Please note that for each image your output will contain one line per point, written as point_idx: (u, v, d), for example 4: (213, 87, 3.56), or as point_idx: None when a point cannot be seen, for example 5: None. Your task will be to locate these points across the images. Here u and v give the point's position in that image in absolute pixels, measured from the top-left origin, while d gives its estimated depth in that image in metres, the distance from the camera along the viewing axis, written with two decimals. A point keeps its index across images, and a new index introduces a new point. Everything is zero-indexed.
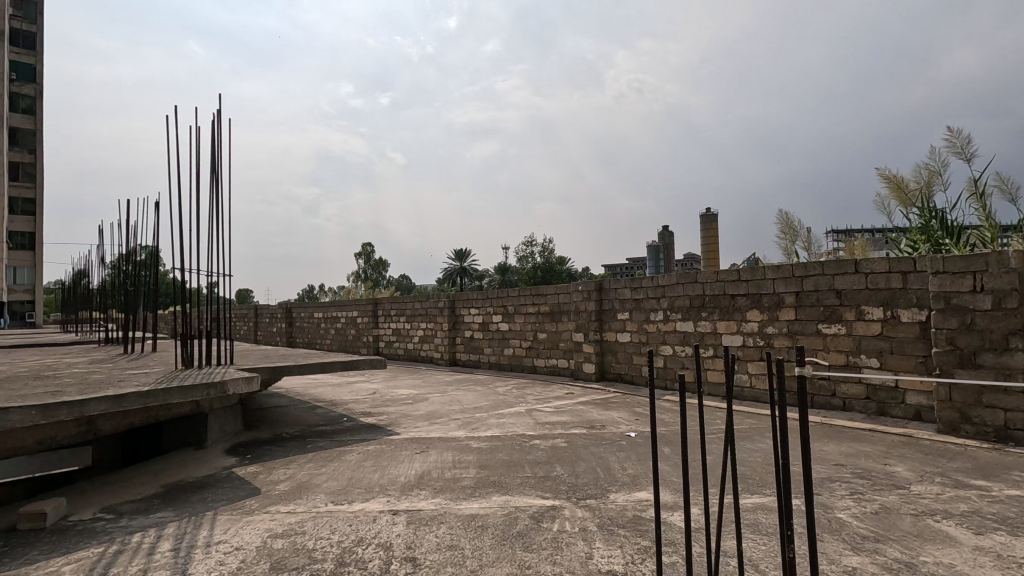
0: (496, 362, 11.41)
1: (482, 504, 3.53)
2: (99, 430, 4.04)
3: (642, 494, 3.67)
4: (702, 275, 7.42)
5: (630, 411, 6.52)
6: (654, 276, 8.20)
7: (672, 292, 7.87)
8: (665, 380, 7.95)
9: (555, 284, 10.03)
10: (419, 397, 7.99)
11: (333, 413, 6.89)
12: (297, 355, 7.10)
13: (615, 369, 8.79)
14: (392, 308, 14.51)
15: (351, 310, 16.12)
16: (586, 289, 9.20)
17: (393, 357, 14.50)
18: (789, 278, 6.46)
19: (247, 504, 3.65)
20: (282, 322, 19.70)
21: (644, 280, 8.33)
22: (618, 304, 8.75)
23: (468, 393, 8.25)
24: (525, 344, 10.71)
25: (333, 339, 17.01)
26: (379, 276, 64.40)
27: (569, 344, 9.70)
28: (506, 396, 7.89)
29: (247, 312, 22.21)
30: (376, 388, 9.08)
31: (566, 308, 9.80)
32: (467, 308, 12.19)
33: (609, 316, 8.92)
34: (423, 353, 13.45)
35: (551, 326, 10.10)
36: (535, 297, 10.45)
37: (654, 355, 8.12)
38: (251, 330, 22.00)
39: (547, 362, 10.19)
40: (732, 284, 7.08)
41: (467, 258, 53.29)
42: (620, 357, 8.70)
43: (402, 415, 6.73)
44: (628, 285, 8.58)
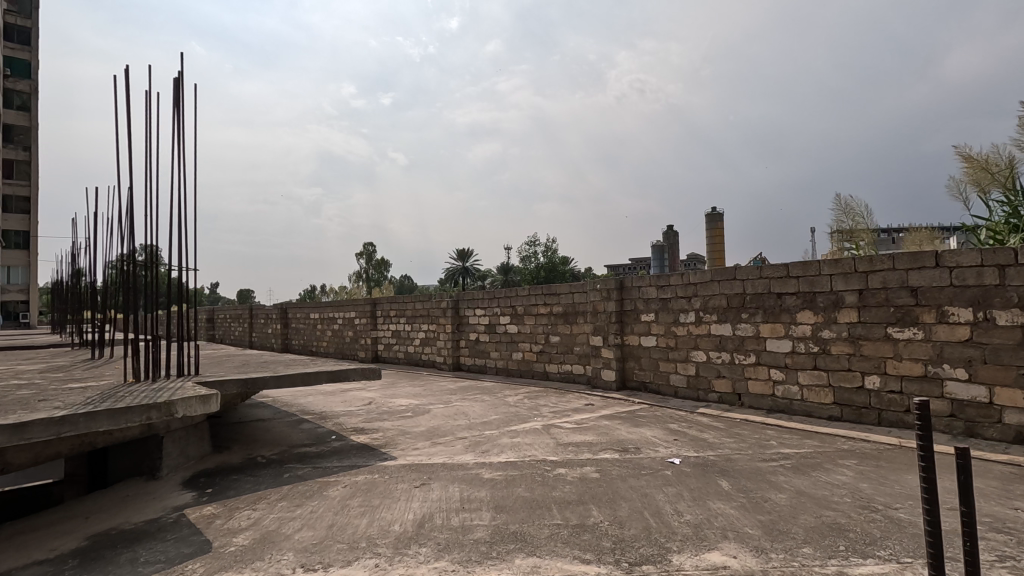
0: (504, 368, 10.51)
1: (503, 572, 2.63)
2: (6, 465, 3.12)
3: (715, 557, 2.76)
4: (743, 271, 6.52)
5: (665, 429, 5.60)
6: (684, 273, 7.29)
7: (705, 291, 6.97)
8: (697, 390, 7.05)
9: (569, 283, 9.14)
10: (419, 410, 7.09)
11: (319, 430, 5.99)
12: (280, 362, 6.20)
13: (638, 376, 7.90)
14: (392, 309, 13.60)
15: (349, 310, 15.23)
16: (605, 288, 8.31)
17: (392, 360, 13.61)
18: (849, 274, 5.54)
19: (189, 568, 2.74)
20: (277, 323, 18.82)
21: (672, 278, 7.42)
22: (641, 304, 7.85)
23: (475, 404, 7.35)
24: (535, 347, 9.82)
25: (330, 341, 16.13)
26: (380, 276, 63.59)
27: (585, 348, 8.81)
28: (519, 408, 6.99)
29: (241, 312, 21.35)
30: (373, 397, 8.19)
31: (582, 308, 8.90)
32: (471, 309, 11.30)
33: (631, 318, 8.02)
34: (424, 357, 12.56)
35: (565, 329, 9.20)
36: (547, 296, 9.56)
37: (684, 363, 7.22)
38: (246, 332, 21.16)
39: (561, 368, 9.30)
40: (778, 282, 6.18)
41: (468, 257, 52.40)
42: (644, 363, 7.80)
43: (400, 432, 5.82)
44: (653, 284, 7.68)
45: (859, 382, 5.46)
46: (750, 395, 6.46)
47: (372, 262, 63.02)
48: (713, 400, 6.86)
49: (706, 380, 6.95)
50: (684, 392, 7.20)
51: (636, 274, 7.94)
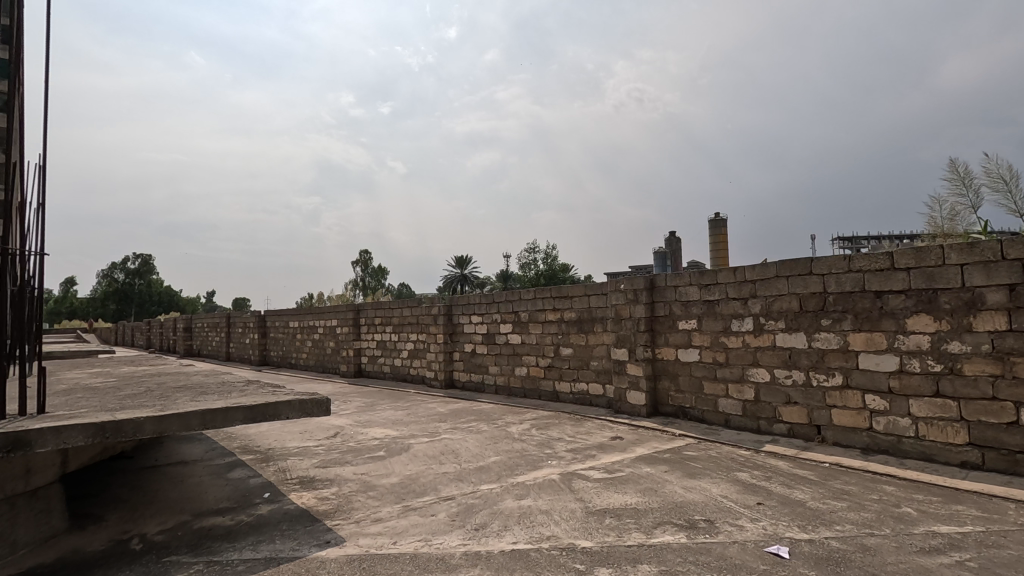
0: (505, 385, 8.87)
1: None
2: None
3: None
4: (824, 262, 4.92)
5: (734, 483, 3.96)
6: (737, 267, 5.70)
7: (769, 290, 5.39)
8: (758, 419, 5.45)
9: (586, 283, 7.56)
10: (397, 447, 5.42)
11: (253, 482, 4.33)
12: (203, 387, 4.54)
13: (676, 399, 6.30)
14: (377, 316, 11.96)
15: (330, 318, 13.60)
16: (631, 289, 6.70)
17: (377, 375, 11.97)
18: (994, 262, 3.94)
19: None
20: (254, 333, 17.18)
21: (721, 274, 5.83)
22: (680, 307, 6.25)
23: (469, 439, 5.68)
24: (541, 361, 8.22)
25: (310, 352, 14.48)
26: (377, 284, 61.85)
27: (606, 363, 7.22)
28: (526, 446, 5.34)
29: (218, 321, 19.74)
30: (342, 427, 6.53)
31: (601, 315, 7.32)
32: (466, 316, 9.70)
33: (664, 325, 6.43)
34: (412, 372, 10.90)
35: (579, 339, 7.61)
36: (558, 300, 7.97)
37: (738, 383, 5.63)
38: (222, 342, 19.49)
39: (574, 387, 7.69)
40: (877, 276, 4.57)
41: (465, 264, 50.73)
42: (683, 384, 6.22)
43: (362, 485, 4.18)
44: (696, 282, 6.08)
45: (1013, 418, 3.85)
46: (835, 429, 4.85)
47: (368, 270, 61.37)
48: (779, 433, 5.26)
49: (770, 407, 5.35)
50: (739, 422, 5.61)
51: (671, 271, 6.36)
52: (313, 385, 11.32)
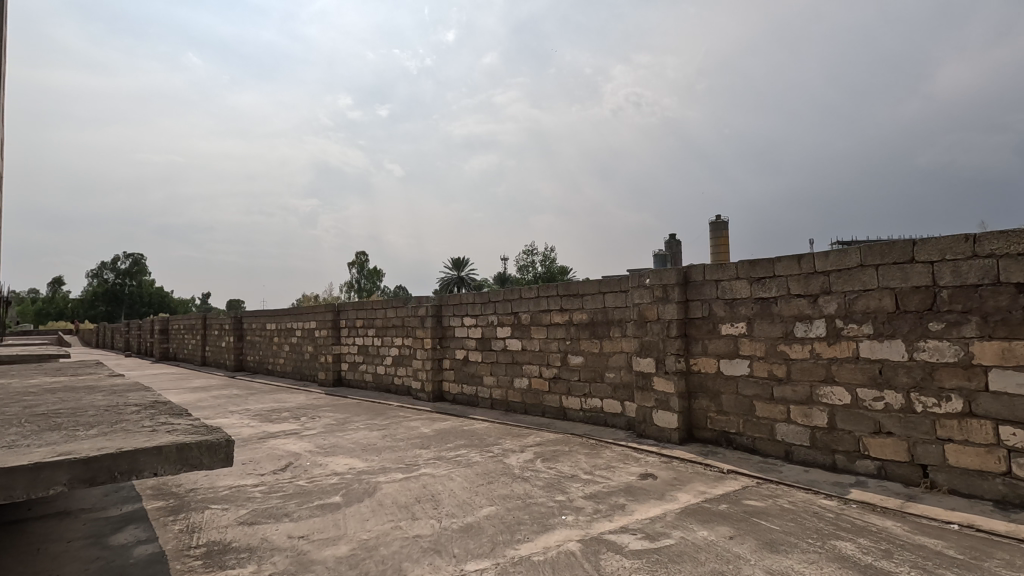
0: (502, 400, 7.57)
1: None
2: None
3: None
4: (934, 246, 3.67)
5: (843, 566, 2.64)
6: (804, 256, 4.42)
7: (849, 285, 4.12)
8: (832, 454, 4.18)
9: (601, 279, 6.30)
10: (359, 490, 4.09)
11: (139, 553, 3.00)
12: (77, 413, 3.21)
13: (717, 423, 5.04)
14: (358, 318, 10.64)
15: (308, 320, 12.28)
16: (659, 285, 5.42)
17: (357, 385, 10.65)
18: None
19: None
20: (230, 336, 15.84)
21: (780, 265, 4.57)
22: (724, 308, 4.99)
23: (455, 478, 4.36)
24: (545, 371, 6.94)
25: (287, 358, 13.14)
26: (371, 286, 60.41)
27: (626, 376, 5.95)
28: (529, 489, 4.02)
29: (194, 323, 18.41)
30: (298, 456, 5.20)
31: (619, 317, 6.05)
32: (458, 318, 8.41)
33: (701, 330, 5.16)
34: (397, 382, 9.59)
35: (593, 347, 6.35)
36: (566, 299, 6.69)
37: (804, 406, 4.37)
38: (197, 345, 18.13)
39: (586, 404, 6.42)
40: (1019, 263, 3.30)
41: (460, 266, 49.49)
42: (727, 404, 4.96)
43: (292, 562, 2.85)
44: (745, 276, 4.81)
45: None
46: (950, 472, 3.58)
47: (363, 272, 60.09)
48: (864, 473, 3.98)
49: (851, 438, 4.08)
50: (804, 455, 4.35)
51: (711, 262, 5.09)
52: (284, 395, 9.98)
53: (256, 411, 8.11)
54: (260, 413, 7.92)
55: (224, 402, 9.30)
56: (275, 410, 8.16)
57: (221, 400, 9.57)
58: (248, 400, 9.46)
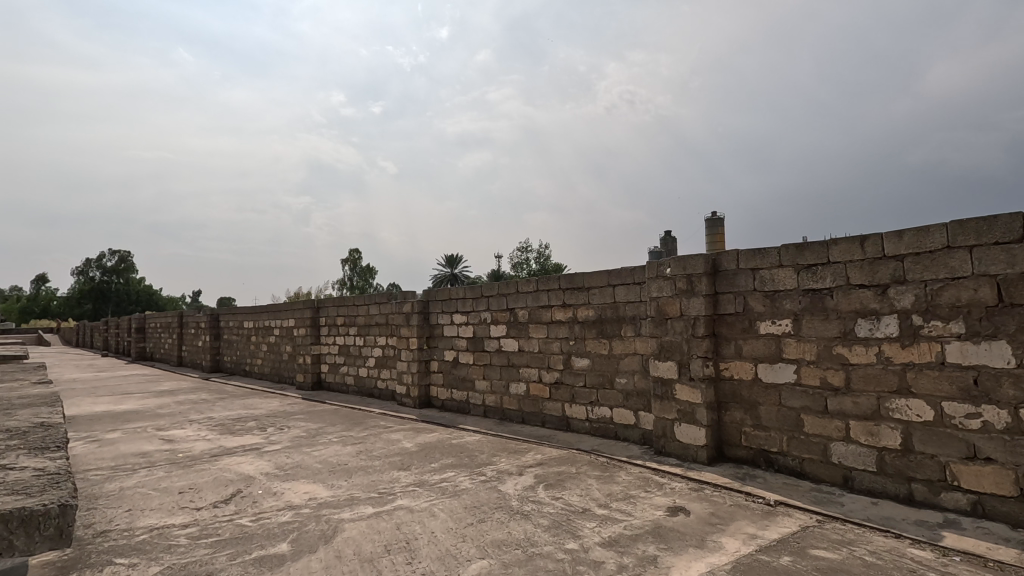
0: (496, 407, 6.72)
1: None
2: None
3: None
4: None
5: None
6: (869, 238, 3.58)
7: (931, 272, 3.29)
8: (908, 483, 3.35)
9: (610, 270, 5.45)
10: (315, 533, 3.21)
11: None
12: None
13: (753, 439, 4.21)
14: (339, 316, 9.75)
15: (287, 317, 11.36)
16: (683, 275, 4.57)
17: (338, 388, 9.75)
18: None
19: None
20: (206, 334, 14.87)
21: (837, 249, 3.72)
22: (763, 303, 4.15)
23: (437, 514, 3.48)
24: (545, 375, 6.09)
25: (265, 358, 12.21)
26: (363, 283, 59.33)
27: (640, 382, 5.12)
28: (531, 531, 3.16)
29: (171, 321, 17.42)
30: (251, 481, 4.31)
31: (632, 314, 5.21)
32: (447, 315, 7.55)
33: (734, 328, 4.33)
34: (380, 386, 8.70)
35: (601, 349, 5.50)
36: (569, 293, 5.84)
37: (869, 422, 3.53)
38: (173, 344, 17.13)
39: (593, 414, 5.58)
40: None
41: (453, 263, 48.59)
42: (766, 417, 4.14)
43: None
44: (791, 263, 3.97)
45: None
46: None
47: (355, 269, 59.06)
48: (954, 510, 3.15)
49: (934, 464, 3.25)
50: (870, 483, 3.52)
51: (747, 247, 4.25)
52: (256, 400, 9.07)
53: (220, 419, 7.20)
54: (224, 422, 7.01)
55: (187, 408, 8.37)
56: (241, 418, 7.25)
57: (186, 405, 8.64)
58: (215, 405, 8.54)
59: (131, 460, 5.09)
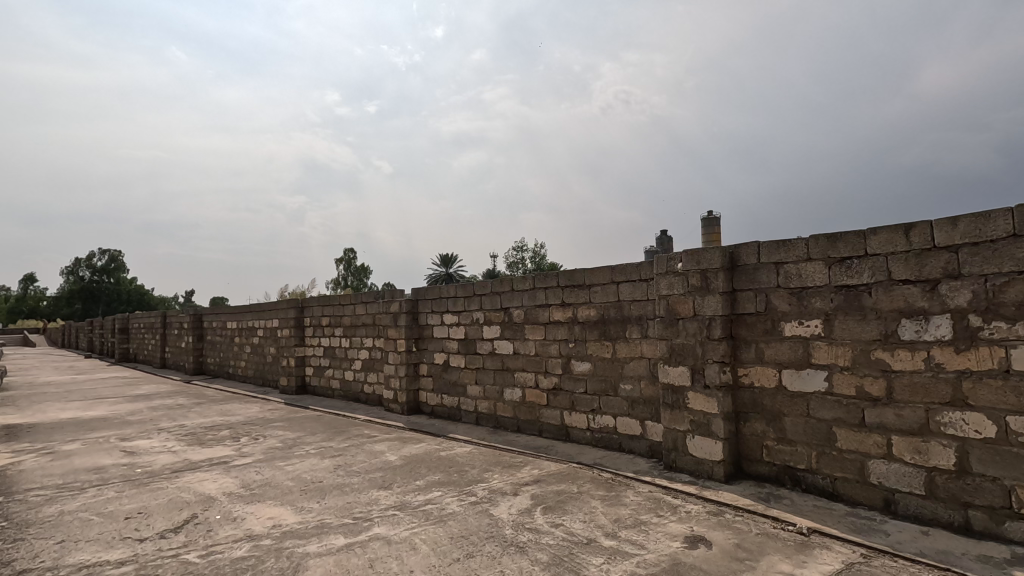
0: (489, 414, 6.23)
1: None
2: None
3: None
4: None
5: None
6: (914, 226, 3.12)
7: (992, 265, 2.83)
8: (964, 509, 2.89)
9: (614, 265, 4.97)
10: (273, 573, 2.72)
11: None
12: None
13: (777, 455, 3.74)
14: (324, 316, 9.24)
15: (271, 318, 10.84)
16: (696, 271, 4.10)
17: (323, 393, 9.24)
18: None
19: None
20: (189, 336, 14.31)
21: (877, 240, 3.27)
22: (788, 301, 3.69)
23: (418, 547, 3.00)
24: (543, 380, 5.62)
25: (248, 361, 11.67)
26: (356, 283, 58.68)
27: (647, 389, 4.65)
28: (528, 570, 2.68)
29: (153, 322, 16.84)
30: (210, 504, 3.80)
31: (638, 314, 4.74)
32: (437, 315, 7.06)
33: (755, 330, 3.87)
34: (367, 391, 8.21)
35: (604, 352, 5.03)
36: (568, 292, 5.37)
37: (916, 438, 3.07)
38: (156, 346, 16.55)
39: (594, 423, 5.11)
40: None
41: (448, 262, 48.06)
42: (792, 430, 3.67)
43: None
44: (822, 256, 3.51)
45: None
46: None
47: (348, 269, 58.43)
48: (1021, 543, 2.70)
49: (997, 489, 2.79)
50: (917, 508, 3.06)
51: (769, 240, 3.79)
52: (235, 406, 8.54)
53: (192, 427, 6.68)
54: (195, 431, 6.48)
55: (160, 415, 7.84)
56: (215, 427, 6.73)
57: (159, 411, 8.10)
58: (190, 411, 8.00)
59: (82, 477, 4.57)
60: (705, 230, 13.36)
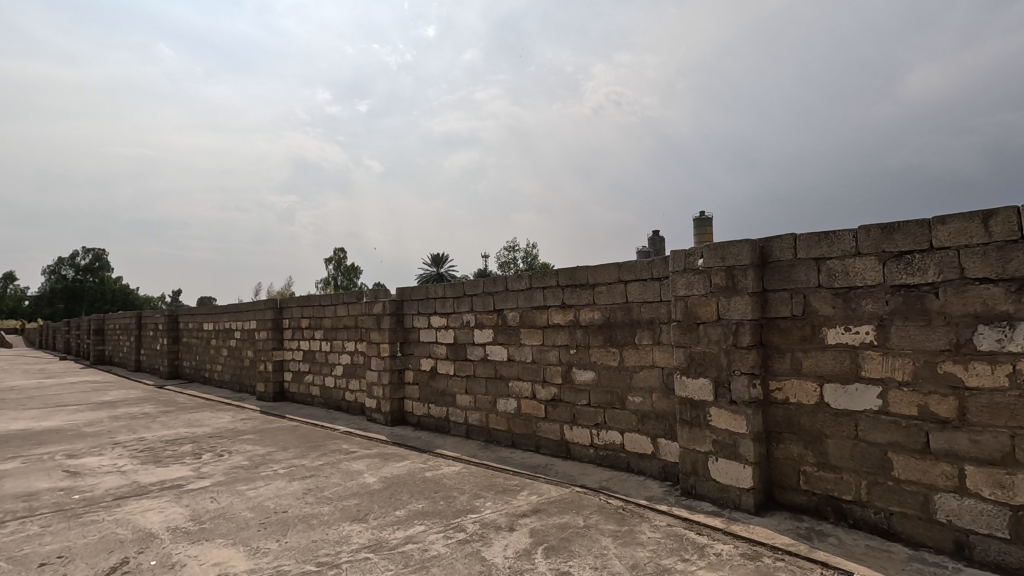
0: (481, 427, 5.66)
1: None
2: None
3: None
4: None
5: None
6: (993, 214, 2.59)
7: None
8: None
9: (622, 262, 4.42)
10: None
11: None
12: None
13: (817, 483, 3.21)
14: (304, 318, 8.62)
15: (248, 319, 10.19)
16: (720, 268, 3.55)
17: (303, 400, 8.61)
18: None
19: None
20: (164, 338, 13.58)
21: (945, 231, 2.73)
22: (832, 304, 3.16)
23: None
24: (540, 390, 5.05)
25: (225, 364, 11.00)
26: (345, 283, 57.80)
27: (660, 402, 4.11)
28: None
29: (129, 322, 16.07)
30: (147, 544, 3.18)
31: (649, 317, 4.20)
32: (424, 317, 6.48)
33: (791, 336, 3.33)
34: (348, 399, 7.60)
35: (610, 360, 4.48)
36: (569, 293, 4.81)
37: (997, 470, 2.55)
38: (131, 348, 15.77)
39: (598, 439, 4.55)
40: None
41: (439, 262, 47.39)
42: (836, 454, 3.13)
43: None
44: (875, 251, 2.98)
45: None
46: None
47: (337, 268, 57.53)
48: None
49: None
50: (999, 554, 2.53)
51: (808, 232, 3.26)
52: (205, 415, 7.89)
53: (151, 442, 6.04)
54: (154, 446, 5.84)
55: (119, 425, 7.16)
56: (177, 441, 6.09)
57: (120, 421, 7.43)
58: (155, 422, 7.34)
59: (7, 506, 3.93)
60: (694, 232, 12.58)
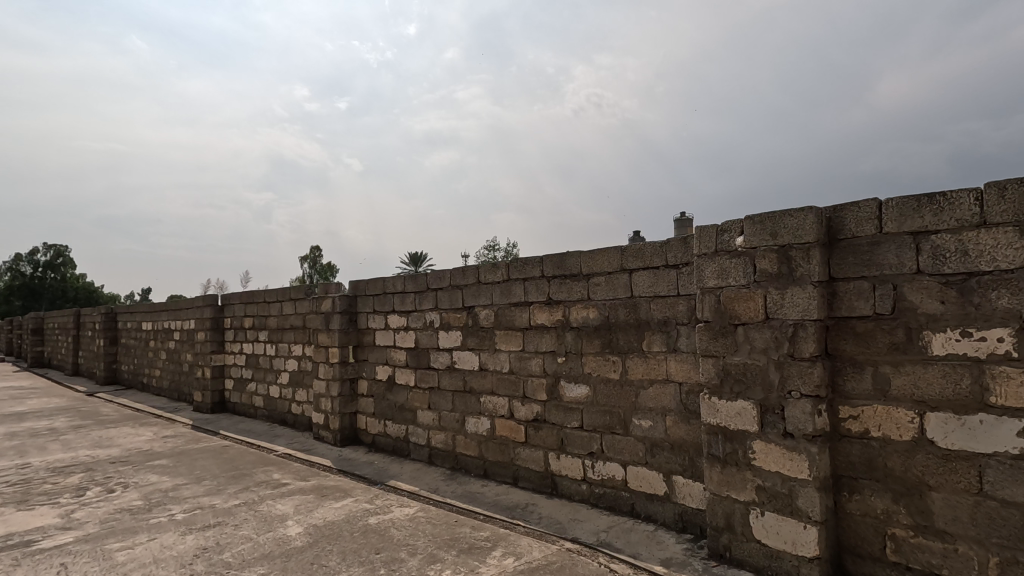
0: (446, 451, 4.61)
1: None
2: None
3: None
4: None
5: None
6: None
7: None
8: None
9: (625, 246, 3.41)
10: None
11: None
12: None
13: (916, 556, 2.23)
14: (247, 317, 7.44)
15: (188, 318, 8.94)
16: (770, 249, 2.56)
17: (245, 413, 7.43)
18: None
19: None
20: (101, 339, 12.17)
21: None
22: (940, 298, 2.19)
23: None
24: (519, 407, 4.02)
25: (164, 369, 9.71)
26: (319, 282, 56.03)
27: (677, 429, 3.11)
28: None
29: (67, 321, 14.57)
30: None
31: (662, 317, 3.20)
32: (381, 317, 5.39)
33: (874, 345, 2.36)
34: (294, 412, 6.46)
35: (610, 372, 3.46)
36: (556, 285, 3.79)
37: None
38: (69, 351, 14.27)
39: (592, 473, 3.54)
40: None
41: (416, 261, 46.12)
42: (946, 516, 2.16)
43: None
44: (1014, 220, 2.02)
45: None
46: None
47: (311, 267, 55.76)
48: None
49: None
50: None
51: (901, 197, 2.29)
52: (123, 431, 6.66)
53: (31, 471, 4.81)
54: (31, 477, 4.62)
55: (8, 446, 5.89)
56: (66, 469, 4.88)
57: (14, 441, 6.15)
58: (55, 441, 6.08)
59: None
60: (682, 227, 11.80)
